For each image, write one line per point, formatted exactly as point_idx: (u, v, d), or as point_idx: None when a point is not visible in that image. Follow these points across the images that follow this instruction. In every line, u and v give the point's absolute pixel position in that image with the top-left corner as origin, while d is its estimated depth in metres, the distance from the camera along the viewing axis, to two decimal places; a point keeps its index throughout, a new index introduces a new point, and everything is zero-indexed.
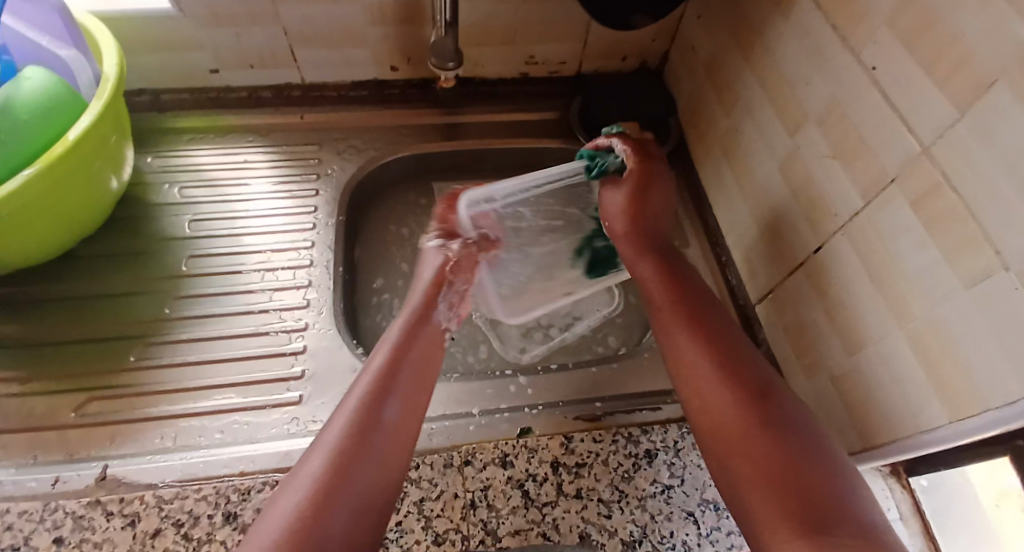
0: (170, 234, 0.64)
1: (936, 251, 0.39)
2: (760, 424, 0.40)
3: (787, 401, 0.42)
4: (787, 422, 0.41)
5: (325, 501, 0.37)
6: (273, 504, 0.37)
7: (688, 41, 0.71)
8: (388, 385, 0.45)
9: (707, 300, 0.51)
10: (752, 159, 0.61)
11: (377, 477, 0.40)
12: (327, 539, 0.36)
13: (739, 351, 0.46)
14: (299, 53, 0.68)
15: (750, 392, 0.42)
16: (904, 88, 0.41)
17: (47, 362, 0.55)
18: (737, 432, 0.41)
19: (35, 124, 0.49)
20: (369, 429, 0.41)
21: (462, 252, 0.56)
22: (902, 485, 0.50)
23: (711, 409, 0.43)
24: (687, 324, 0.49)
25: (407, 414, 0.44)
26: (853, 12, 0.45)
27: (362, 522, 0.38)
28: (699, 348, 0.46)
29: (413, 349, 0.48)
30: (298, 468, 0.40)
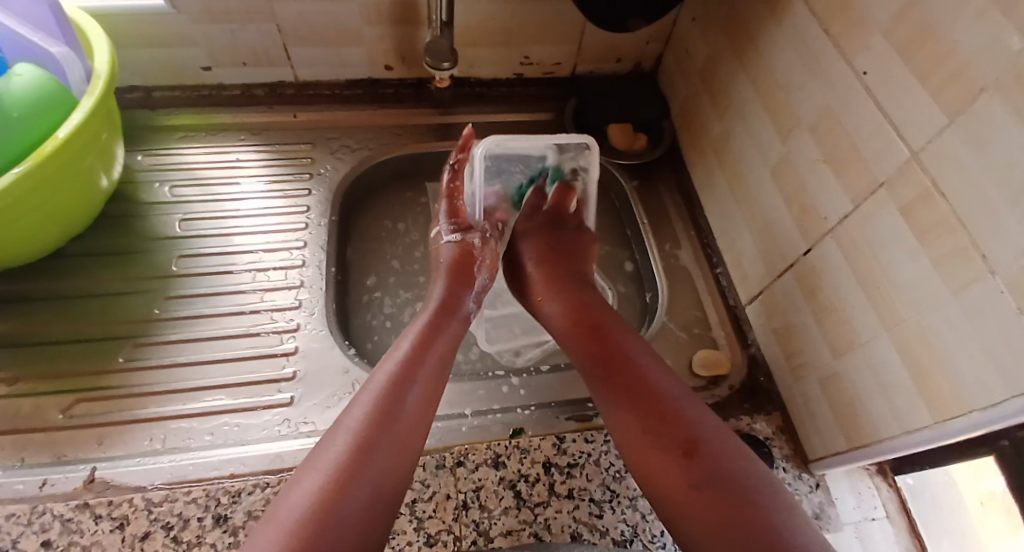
0: (160, 232, 0.63)
1: (925, 256, 0.40)
2: (687, 477, 0.40)
3: (718, 443, 0.42)
4: (715, 470, 0.40)
5: (345, 485, 0.37)
6: (291, 489, 0.38)
7: (682, 44, 0.71)
8: (412, 371, 0.46)
9: (629, 346, 0.51)
10: (744, 162, 0.61)
11: (398, 459, 0.40)
12: (345, 521, 0.36)
13: (651, 387, 0.46)
14: (292, 51, 0.68)
15: (672, 445, 0.42)
16: (894, 96, 0.42)
17: (34, 363, 0.54)
18: (666, 483, 0.41)
19: (25, 121, 0.48)
20: (391, 414, 0.42)
21: (479, 248, 0.60)
22: (888, 484, 0.51)
23: (640, 453, 0.43)
24: (604, 373, 0.49)
25: (429, 401, 0.45)
26: (847, 19, 0.46)
27: (381, 505, 0.38)
28: (618, 405, 0.46)
29: (437, 340, 0.50)
30: (320, 451, 0.40)
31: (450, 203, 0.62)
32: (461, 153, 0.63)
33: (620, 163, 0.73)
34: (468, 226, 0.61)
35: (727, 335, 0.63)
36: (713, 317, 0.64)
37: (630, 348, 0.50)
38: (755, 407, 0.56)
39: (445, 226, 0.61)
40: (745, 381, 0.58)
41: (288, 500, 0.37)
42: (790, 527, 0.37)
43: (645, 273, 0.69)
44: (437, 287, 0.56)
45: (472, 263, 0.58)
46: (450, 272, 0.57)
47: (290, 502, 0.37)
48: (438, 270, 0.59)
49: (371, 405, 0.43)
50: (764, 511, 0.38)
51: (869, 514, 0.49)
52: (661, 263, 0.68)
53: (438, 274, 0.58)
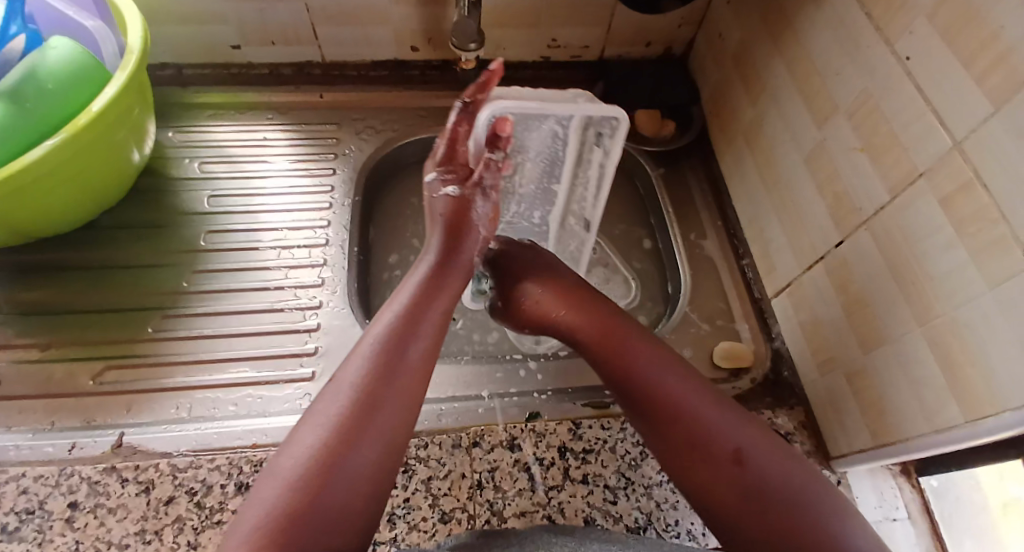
0: (190, 208, 0.65)
1: (963, 250, 0.38)
2: (738, 489, 0.39)
3: (763, 447, 0.41)
4: (766, 478, 0.40)
5: (349, 439, 0.38)
6: (292, 442, 0.38)
7: (715, 28, 0.69)
8: (412, 325, 0.45)
9: (659, 364, 0.46)
10: (776, 150, 0.60)
11: (398, 415, 0.40)
12: (349, 478, 0.36)
13: (681, 402, 0.44)
14: (320, 31, 0.68)
15: (721, 457, 0.41)
16: (937, 81, 0.40)
17: (66, 330, 0.56)
18: (720, 494, 0.40)
19: (61, 93, 0.50)
20: (392, 368, 0.42)
21: (481, 209, 0.53)
22: (911, 486, 0.49)
23: (693, 466, 0.41)
24: (633, 392, 0.46)
25: (429, 354, 0.45)
26: (889, 1, 0.44)
27: (385, 460, 0.39)
28: (655, 426, 0.44)
29: (439, 292, 0.48)
30: (316, 404, 0.40)
31: (450, 147, 0.54)
32: (474, 92, 0.52)
33: (646, 149, 0.72)
34: (465, 178, 0.53)
35: (751, 327, 0.61)
36: (737, 309, 0.63)
37: (654, 361, 0.46)
38: (777, 401, 0.55)
39: (440, 177, 0.54)
40: (768, 374, 0.58)
41: (289, 453, 0.37)
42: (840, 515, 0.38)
43: (667, 260, 0.68)
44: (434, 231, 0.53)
45: (467, 219, 0.52)
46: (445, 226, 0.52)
47: (291, 454, 0.37)
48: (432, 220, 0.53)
49: (371, 360, 0.42)
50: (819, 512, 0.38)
51: (890, 515, 0.48)
52: (685, 253, 0.67)
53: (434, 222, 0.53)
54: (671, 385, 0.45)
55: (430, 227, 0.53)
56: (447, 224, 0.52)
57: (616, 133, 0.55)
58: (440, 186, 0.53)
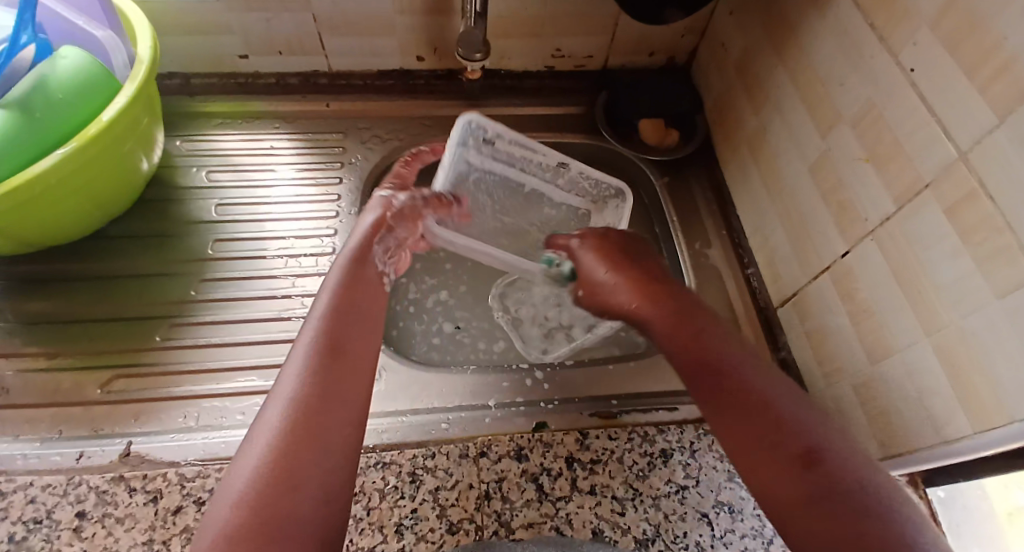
0: (197, 217, 0.65)
1: (970, 260, 0.39)
2: (810, 491, 0.35)
3: (835, 444, 0.37)
4: (842, 478, 0.35)
5: (293, 447, 0.36)
6: (232, 468, 0.36)
7: (718, 38, 0.70)
8: (336, 325, 0.43)
9: (730, 355, 0.44)
10: (780, 160, 0.60)
11: (344, 419, 0.38)
12: (302, 485, 0.34)
13: (750, 397, 0.41)
14: (327, 41, 0.68)
15: (791, 454, 0.37)
16: (941, 92, 0.40)
17: (74, 339, 0.56)
18: (780, 494, 0.36)
19: (72, 102, 0.50)
20: (323, 370, 0.40)
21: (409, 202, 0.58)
22: (920, 497, 0.48)
23: (756, 462, 0.38)
24: (697, 380, 0.44)
25: (361, 351, 0.43)
26: (893, 12, 0.44)
27: (337, 460, 0.37)
28: (722, 415, 0.41)
29: (358, 293, 0.47)
30: (257, 420, 0.38)
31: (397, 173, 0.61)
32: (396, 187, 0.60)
33: (651, 159, 0.72)
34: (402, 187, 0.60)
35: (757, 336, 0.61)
36: (742, 318, 0.63)
37: (727, 353, 0.44)
38: None
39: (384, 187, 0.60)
40: None
41: (231, 477, 0.35)
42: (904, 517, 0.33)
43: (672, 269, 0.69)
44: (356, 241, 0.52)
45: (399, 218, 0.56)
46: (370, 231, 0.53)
47: (235, 477, 0.35)
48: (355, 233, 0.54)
49: (304, 366, 0.40)
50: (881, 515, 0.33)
51: None
52: (691, 262, 0.67)
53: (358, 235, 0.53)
54: (753, 381, 0.42)
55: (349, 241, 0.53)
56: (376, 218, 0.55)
57: (482, 128, 0.62)
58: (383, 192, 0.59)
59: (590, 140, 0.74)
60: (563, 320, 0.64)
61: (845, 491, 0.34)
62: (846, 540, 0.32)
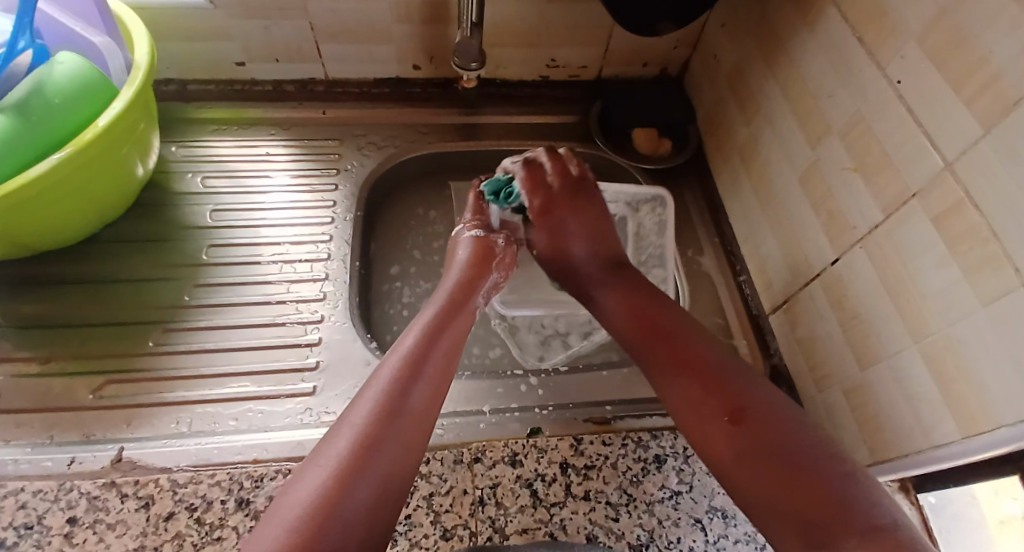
0: (192, 222, 0.65)
1: (955, 268, 0.39)
2: (739, 446, 0.41)
3: (772, 412, 0.42)
4: (768, 437, 0.40)
5: (345, 475, 0.38)
6: (298, 478, 0.39)
7: (710, 50, 0.71)
8: (417, 368, 0.46)
9: (686, 331, 0.50)
10: (772, 170, 0.61)
11: (398, 450, 0.41)
12: (346, 510, 0.36)
13: (689, 361, 0.47)
14: (324, 49, 0.69)
15: (722, 413, 0.42)
16: (929, 104, 0.41)
17: (66, 344, 0.55)
18: (725, 455, 0.41)
19: (68, 106, 0.50)
20: (394, 413, 0.42)
21: (500, 247, 0.62)
22: (910, 502, 0.48)
23: (699, 426, 0.43)
24: (647, 342, 0.50)
25: (432, 398, 0.45)
26: (880, 26, 0.45)
27: (381, 501, 0.38)
28: (670, 379, 0.47)
29: (444, 332, 0.50)
30: (323, 444, 0.41)
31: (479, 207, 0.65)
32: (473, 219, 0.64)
33: (644, 167, 0.73)
34: (489, 225, 0.64)
35: (749, 343, 0.62)
36: (734, 325, 0.63)
37: (676, 325, 0.50)
38: None
39: (468, 223, 0.63)
40: None
41: (289, 496, 0.37)
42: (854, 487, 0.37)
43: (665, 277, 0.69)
44: (450, 279, 0.58)
45: (490, 258, 0.60)
46: (467, 266, 0.59)
47: (294, 495, 0.37)
48: (454, 263, 0.60)
49: (377, 392, 0.44)
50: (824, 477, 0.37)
51: None
52: (684, 269, 0.68)
53: (455, 267, 0.59)
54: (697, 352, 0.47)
55: (450, 268, 0.60)
56: (469, 257, 0.60)
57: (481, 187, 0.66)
58: (468, 231, 0.63)
59: (583, 147, 0.75)
60: (559, 326, 0.65)
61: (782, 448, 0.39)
62: (785, 491, 0.37)
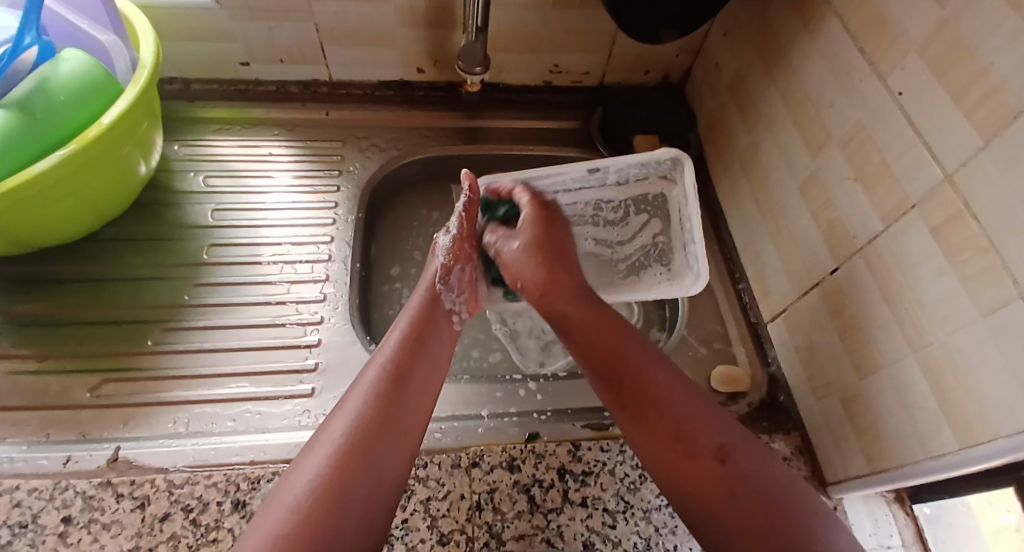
0: (192, 221, 0.65)
1: (954, 279, 0.40)
2: (722, 484, 0.40)
3: (747, 448, 0.42)
4: (749, 477, 0.41)
5: (344, 472, 0.38)
6: (294, 471, 0.39)
7: (712, 58, 0.72)
8: (410, 364, 0.46)
9: (650, 363, 0.48)
10: (772, 178, 0.61)
11: (399, 448, 0.41)
12: (349, 509, 0.37)
13: (653, 397, 0.45)
14: (328, 51, 0.69)
15: (704, 453, 0.42)
16: (929, 116, 0.42)
17: (64, 342, 0.55)
18: (700, 493, 0.41)
19: (72, 104, 0.50)
20: (390, 406, 0.43)
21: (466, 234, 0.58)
22: (905, 513, 0.49)
23: (676, 468, 0.42)
24: (609, 376, 0.48)
25: (427, 391, 0.46)
26: (882, 38, 0.46)
27: (382, 494, 0.39)
28: (638, 426, 0.45)
29: (434, 324, 0.51)
30: (319, 432, 0.41)
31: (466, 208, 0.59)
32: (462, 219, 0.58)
33: None
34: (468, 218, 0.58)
35: (747, 350, 0.62)
36: (733, 332, 0.64)
37: (636, 355, 0.48)
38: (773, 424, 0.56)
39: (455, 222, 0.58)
40: (764, 398, 0.58)
41: (291, 483, 0.38)
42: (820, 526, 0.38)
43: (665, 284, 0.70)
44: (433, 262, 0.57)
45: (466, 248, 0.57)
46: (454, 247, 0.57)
47: (293, 484, 0.38)
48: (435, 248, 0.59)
49: (373, 390, 0.43)
50: (798, 518, 0.39)
51: (884, 543, 0.48)
52: None
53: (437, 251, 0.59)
54: (667, 396, 0.45)
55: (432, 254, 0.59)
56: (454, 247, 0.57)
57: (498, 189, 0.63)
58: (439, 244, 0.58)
59: (585, 152, 0.75)
60: (560, 332, 0.64)
61: (757, 489, 0.40)
62: (764, 536, 0.38)
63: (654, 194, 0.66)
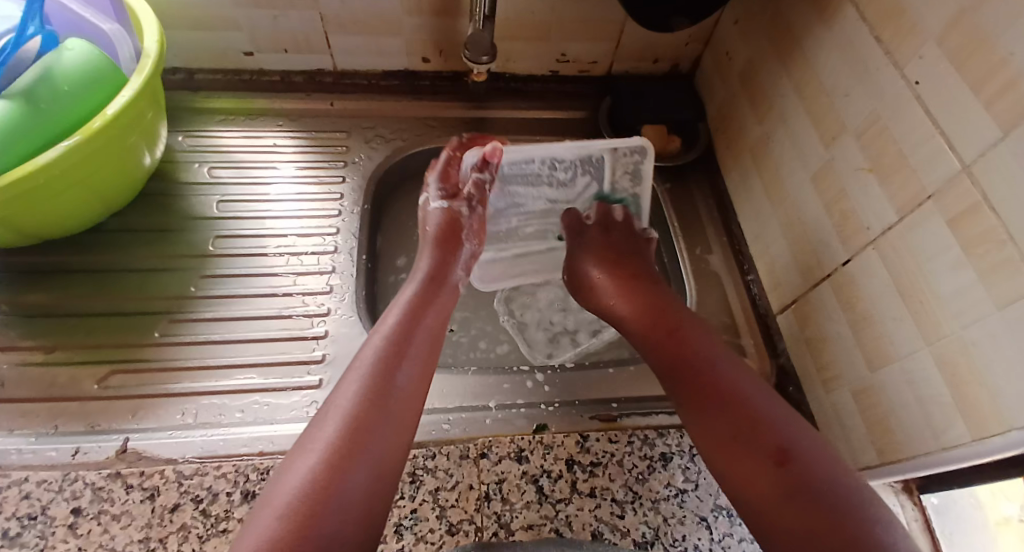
0: (198, 212, 0.65)
1: (971, 271, 0.39)
2: (777, 483, 0.39)
3: (810, 447, 0.41)
4: (810, 477, 0.39)
5: (338, 466, 0.38)
6: (286, 472, 0.38)
7: (722, 47, 0.71)
8: (400, 351, 0.46)
9: (714, 359, 0.49)
10: (783, 169, 0.60)
11: (390, 438, 0.41)
12: (344, 501, 0.36)
13: (725, 389, 0.46)
14: (333, 40, 0.68)
15: (764, 452, 0.41)
16: (947, 105, 0.41)
17: (71, 333, 0.55)
18: (757, 490, 0.40)
19: (76, 94, 0.50)
20: (379, 396, 0.42)
21: (466, 215, 0.60)
22: (914, 503, 0.48)
23: (737, 464, 0.42)
24: (677, 373, 0.50)
25: (421, 381, 0.45)
26: (899, 25, 0.45)
27: (378, 485, 0.39)
28: (699, 416, 0.46)
29: (425, 314, 0.50)
30: (311, 432, 0.40)
31: (445, 171, 0.63)
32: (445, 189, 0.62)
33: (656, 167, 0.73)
34: (456, 193, 0.62)
35: (755, 342, 0.62)
36: (741, 324, 0.63)
37: (704, 353, 0.50)
38: None
39: (434, 192, 0.63)
40: (773, 389, 0.58)
41: (282, 483, 0.37)
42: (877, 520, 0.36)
43: (673, 276, 0.69)
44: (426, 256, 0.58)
45: (458, 230, 0.60)
46: (436, 242, 0.59)
47: (286, 483, 0.37)
48: (425, 238, 0.60)
49: (363, 383, 0.43)
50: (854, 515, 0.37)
51: None
52: (691, 268, 0.68)
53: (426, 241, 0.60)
54: (734, 393, 0.46)
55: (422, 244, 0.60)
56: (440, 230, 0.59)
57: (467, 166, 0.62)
58: (433, 198, 0.62)
59: (593, 143, 0.75)
60: (569, 324, 0.65)
61: (816, 487, 0.38)
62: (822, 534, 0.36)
63: (599, 157, 0.61)
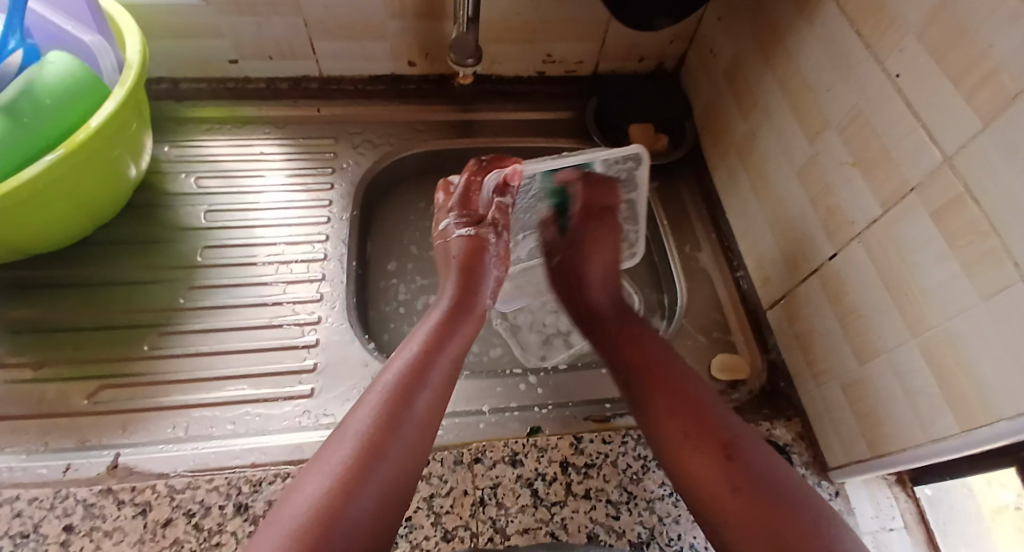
0: (185, 223, 0.64)
1: (955, 263, 0.39)
2: (731, 481, 0.41)
3: (758, 452, 0.43)
4: (761, 479, 0.41)
5: (351, 488, 0.38)
6: (296, 490, 0.38)
7: (706, 44, 0.71)
8: (422, 373, 0.45)
9: (670, 365, 0.51)
10: (769, 165, 0.61)
11: (404, 460, 0.41)
12: (353, 522, 0.37)
13: (685, 392, 0.48)
14: (317, 46, 0.68)
15: (716, 448, 0.43)
16: (928, 98, 0.41)
17: (60, 349, 0.55)
18: (709, 486, 0.41)
19: (59, 107, 0.49)
20: (397, 420, 0.42)
21: (493, 243, 0.57)
22: (906, 496, 0.50)
23: (688, 460, 0.43)
24: (637, 372, 0.50)
25: (438, 403, 0.45)
26: (879, 20, 0.45)
27: (388, 505, 0.39)
28: (658, 412, 0.47)
29: (450, 334, 0.50)
30: (325, 450, 0.41)
31: (467, 195, 0.59)
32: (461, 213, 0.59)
33: None
34: (479, 218, 0.58)
35: (746, 339, 0.62)
36: (732, 321, 0.64)
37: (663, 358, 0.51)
38: (774, 412, 0.56)
39: (455, 219, 0.59)
40: (765, 386, 0.58)
41: (292, 501, 0.37)
42: (819, 522, 0.38)
43: (664, 274, 0.69)
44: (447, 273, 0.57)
45: (482, 254, 0.56)
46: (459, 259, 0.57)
47: (296, 501, 0.37)
48: (449, 255, 0.58)
49: (379, 402, 0.43)
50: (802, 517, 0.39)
51: (886, 525, 0.48)
52: (681, 266, 0.68)
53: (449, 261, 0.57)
54: (690, 396, 0.47)
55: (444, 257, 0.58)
56: (464, 257, 0.56)
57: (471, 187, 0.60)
58: (454, 227, 0.58)
59: (580, 143, 0.75)
60: (562, 325, 0.65)
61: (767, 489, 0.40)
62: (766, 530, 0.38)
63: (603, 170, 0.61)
